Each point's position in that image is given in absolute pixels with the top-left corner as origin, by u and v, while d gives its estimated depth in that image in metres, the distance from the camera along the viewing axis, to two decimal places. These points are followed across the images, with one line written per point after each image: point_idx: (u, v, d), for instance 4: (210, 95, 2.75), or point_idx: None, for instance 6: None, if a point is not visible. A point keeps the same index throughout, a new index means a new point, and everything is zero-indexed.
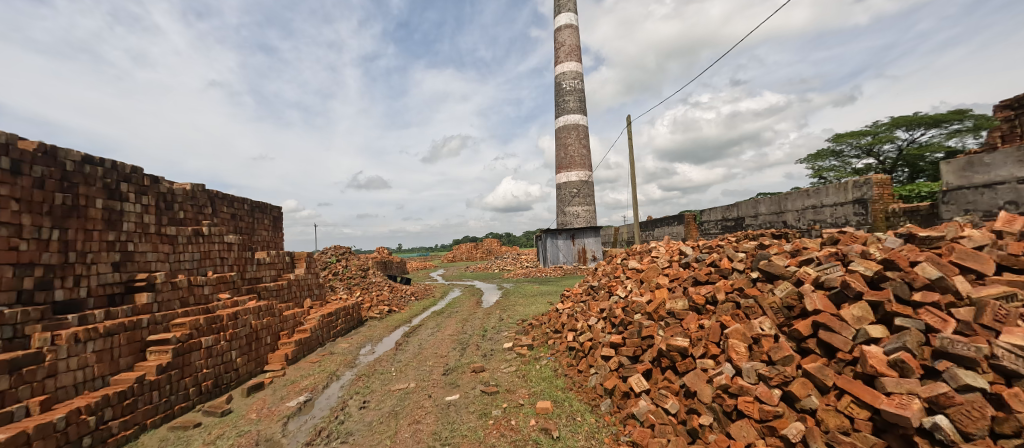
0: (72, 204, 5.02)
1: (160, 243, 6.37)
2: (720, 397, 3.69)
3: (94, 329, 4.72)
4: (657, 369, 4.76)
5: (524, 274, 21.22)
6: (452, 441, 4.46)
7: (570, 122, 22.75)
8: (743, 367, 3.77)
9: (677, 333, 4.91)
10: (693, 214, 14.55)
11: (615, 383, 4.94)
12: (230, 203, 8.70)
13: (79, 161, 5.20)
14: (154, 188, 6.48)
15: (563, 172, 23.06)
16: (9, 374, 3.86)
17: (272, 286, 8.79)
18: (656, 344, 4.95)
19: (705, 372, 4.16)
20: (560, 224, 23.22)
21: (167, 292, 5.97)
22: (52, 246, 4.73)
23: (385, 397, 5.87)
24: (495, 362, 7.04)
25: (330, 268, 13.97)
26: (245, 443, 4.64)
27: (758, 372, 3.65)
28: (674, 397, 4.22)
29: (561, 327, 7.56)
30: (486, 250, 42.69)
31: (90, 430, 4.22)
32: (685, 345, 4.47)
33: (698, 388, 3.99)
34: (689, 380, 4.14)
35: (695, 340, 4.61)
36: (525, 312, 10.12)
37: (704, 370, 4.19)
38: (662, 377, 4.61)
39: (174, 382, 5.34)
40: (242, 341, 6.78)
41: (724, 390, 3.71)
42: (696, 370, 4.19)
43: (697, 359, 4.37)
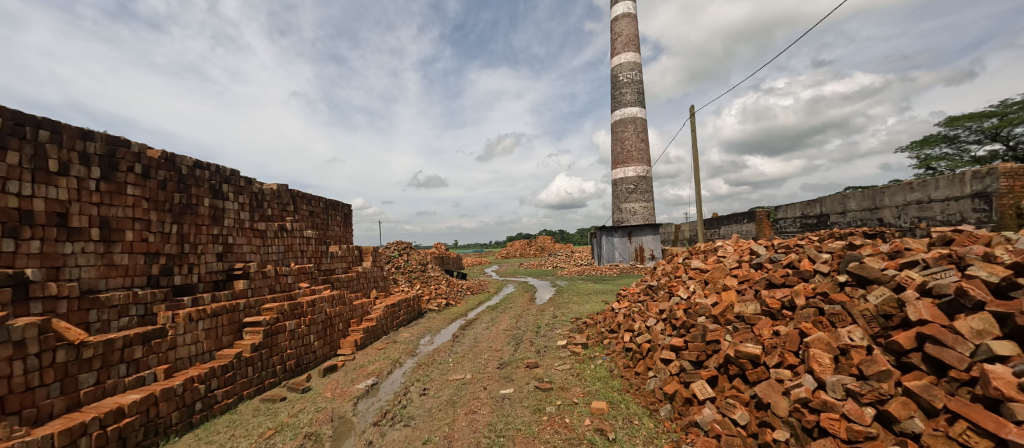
0: (187, 203, 5.87)
1: (253, 236, 7.21)
2: (799, 411, 3.32)
3: (203, 310, 5.48)
4: (724, 377, 4.41)
5: (579, 272, 20.91)
6: (507, 433, 4.52)
7: (626, 116, 21.92)
8: (827, 380, 3.34)
9: (748, 340, 4.51)
10: (766, 211, 13.30)
11: (676, 388, 4.67)
12: (309, 202, 9.60)
13: (191, 166, 6.03)
14: (249, 188, 7.35)
15: (619, 168, 22.32)
16: (142, 345, 4.63)
17: (343, 277, 9.57)
18: (723, 350, 4.59)
19: (780, 384, 3.78)
20: (615, 221, 22.56)
21: (258, 279, 6.75)
22: (171, 238, 5.57)
23: (443, 386, 6.12)
24: (549, 358, 7.01)
25: (394, 261, 14.90)
26: (322, 418, 5.10)
27: (846, 386, 3.21)
28: (743, 408, 3.89)
29: (617, 327, 7.31)
30: (538, 248, 42.73)
31: (200, 396, 4.94)
32: (757, 353, 4.10)
33: (772, 400, 3.63)
34: (762, 390, 3.79)
35: (768, 348, 4.21)
36: (580, 310, 9.95)
37: (780, 381, 3.80)
38: (730, 385, 4.27)
39: (264, 360, 6.04)
40: (319, 326, 7.47)
41: (803, 404, 3.34)
42: (770, 381, 3.81)
43: (770, 368, 3.98)
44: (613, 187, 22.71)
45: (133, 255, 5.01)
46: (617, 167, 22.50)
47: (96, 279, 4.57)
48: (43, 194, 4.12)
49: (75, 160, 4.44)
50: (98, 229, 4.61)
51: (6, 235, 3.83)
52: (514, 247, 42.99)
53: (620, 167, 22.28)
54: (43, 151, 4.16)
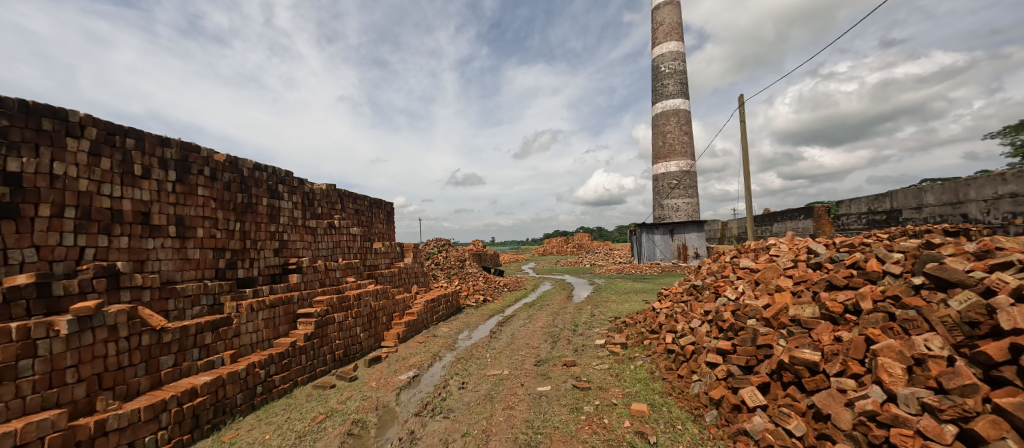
0: (248, 202, 6.36)
1: (305, 233, 7.69)
2: (864, 425, 3.04)
3: (262, 301, 5.92)
4: (777, 384, 4.12)
5: (618, 270, 20.41)
6: (544, 431, 4.51)
7: (668, 108, 21.07)
8: (899, 392, 3.03)
9: (805, 345, 4.17)
10: (826, 207, 12.27)
11: (723, 394, 4.42)
12: (355, 200, 10.07)
13: (251, 168, 6.51)
14: (302, 188, 7.84)
15: (660, 163, 21.53)
16: (212, 331, 5.07)
17: (386, 272, 9.98)
18: (776, 355, 4.28)
19: (843, 394, 3.46)
20: (656, 218, 21.89)
21: (310, 273, 7.19)
22: (235, 235, 6.07)
23: (481, 381, 6.21)
24: (587, 357, 6.91)
25: (434, 258, 15.33)
26: (368, 406, 5.36)
27: (922, 400, 2.89)
28: (799, 418, 3.60)
29: (658, 328, 7.07)
30: (575, 245, 42.36)
31: (261, 380, 5.34)
32: (816, 360, 3.78)
33: (833, 411, 3.33)
34: (821, 401, 3.50)
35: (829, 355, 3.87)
36: (620, 309, 9.73)
37: (843, 391, 3.48)
38: (784, 393, 3.98)
39: (316, 349, 6.43)
40: (364, 318, 7.84)
41: (870, 417, 3.04)
42: (831, 391, 3.50)
43: (831, 376, 3.66)
44: (654, 183, 21.99)
45: (203, 250, 5.51)
46: (658, 162, 21.69)
47: (173, 271, 5.07)
48: (130, 195, 4.64)
49: (154, 165, 4.94)
50: (174, 227, 5.11)
51: (103, 232, 4.35)
52: (551, 245, 42.80)
53: (661, 161, 21.47)
54: (129, 157, 4.66)
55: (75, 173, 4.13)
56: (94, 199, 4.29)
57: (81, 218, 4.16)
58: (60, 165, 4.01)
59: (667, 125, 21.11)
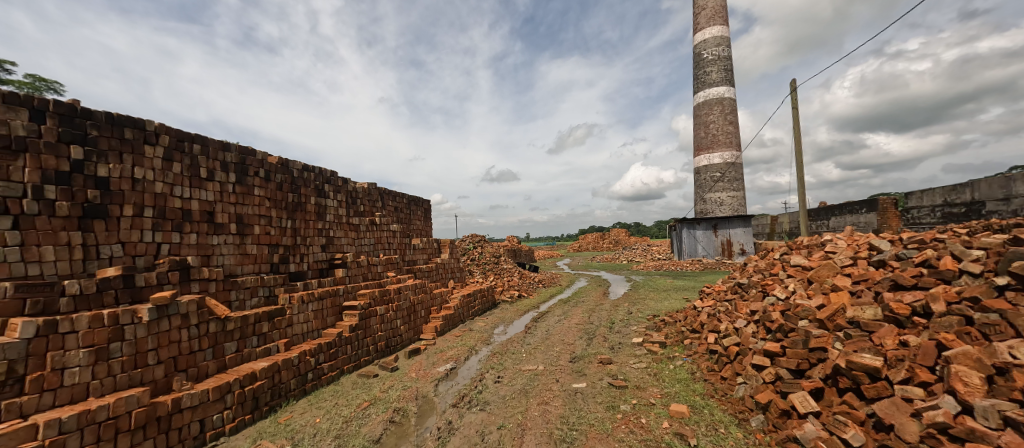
0: (298, 201, 6.77)
1: (349, 230, 8.08)
2: (933, 438, 2.76)
3: (311, 294, 6.29)
4: (832, 390, 3.82)
5: (656, 267, 19.78)
6: (580, 428, 4.47)
7: (711, 97, 20.02)
8: (976, 404, 2.72)
9: (865, 349, 3.84)
10: (893, 199, 11.19)
11: (771, 398, 4.17)
12: (395, 198, 10.43)
13: (301, 169, 6.91)
14: (346, 187, 8.22)
15: (702, 154, 20.56)
16: (268, 321, 5.47)
17: (424, 267, 10.28)
18: (831, 359, 3.98)
19: (910, 403, 3.16)
20: (698, 213, 20.98)
21: (353, 268, 7.55)
22: (287, 232, 6.48)
23: (517, 376, 6.27)
24: (623, 356, 6.77)
25: (470, 253, 15.60)
26: (408, 396, 5.57)
27: (1005, 413, 2.58)
28: (857, 427, 3.33)
29: (699, 327, 6.78)
30: (611, 241, 41.50)
31: (311, 367, 5.70)
32: (878, 365, 3.47)
33: (897, 421, 3.05)
34: (884, 410, 3.20)
35: (894, 361, 3.54)
36: (659, 307, 9.43)
37: (910, 400, 3.18)
38: (839, 400, 3.69)
39: (360, 340, 6.75)
40: (404, 311, 8.14)
41: (941, 430, 2.76)
42: (895, 399, 3.21)
43: (896, 384, 3.35)
44: (696, 176, 21.05)
45: (260, 245, 5.93)
46: (700, 154, 20.69)
47: (234, 265, 5.51)
48: (198, 196, 5.08)
49: (216, 168, 5.36)
50: (234, 224, 5.54)
51: (175, 230, 4.80)
52: (586, 241, 42.19)
53: (704, 153, 20.47)
54: (196, 161, 5.10)
55: (151, 176, 4.58)
56: (168, 199, 4.74)
57: (157, 217, 4.61)
58: (138, 170, 4.46)
59: (710, 114, 20.06)
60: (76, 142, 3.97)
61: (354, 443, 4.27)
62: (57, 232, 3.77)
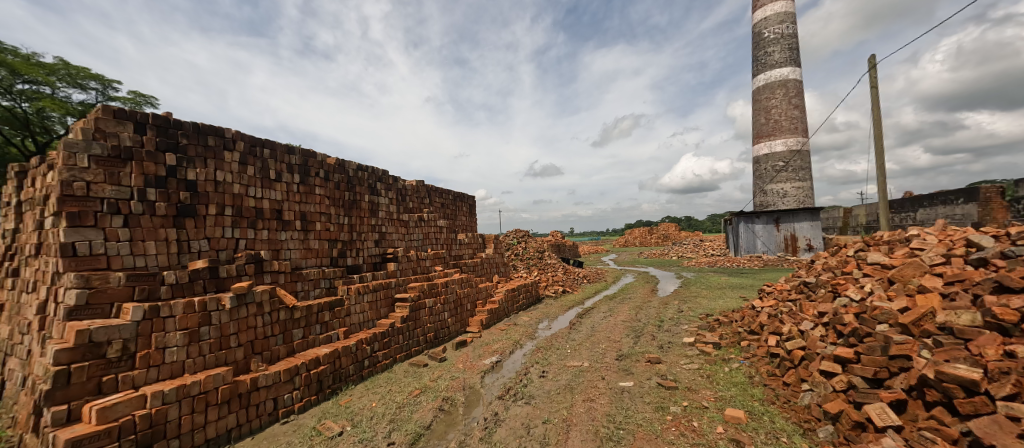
0: (353, 199, 7.20)
1: (399, 225, 8.46)
2: None
3: (367, 286, 6.66)
4: (917, 403, 3.40)
5: (708, 263, 18.73)
6: (627, 427, 4.37)
7: (773, 79, 18.45)
8: None
9: (959, 359, 3.38)
10: (1001, 187, 9.68)
11: (842, 408, 3.79)
12: (442, 194, 10.75)
13: (355, 169, 7.34)
14: (396, 185, 8.61)
15: (762, 142, 19.05)
16: (329, 310, 5.89)
17: (470, 262, 10.52)
18: (916, 368, 3.54)
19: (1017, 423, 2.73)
20: (758, 205, 19.54)
21: (404, 262, 7.91)
22: (344, 228, 6.92)
23: (562, 371, 6.24)
24: (673, 356, 6.50)
25: (514, 248, 15.75)
26: (456, 386, 5.76)
27: None
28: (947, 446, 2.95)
29: (759, 328, 6.32)
30: (659, 235, 39.81)
31: (367, 354, 6.07)
32: (975, 377, 3.04)
33: (999, 442, 2.66)
34: (983, 429, 2.80)
35: (996, 374, 3.08)
36: (713, 305, 8.93)
37: (1016, 419, 2.75)
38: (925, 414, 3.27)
39: (410, 330, 7.08)
40: (451, 304, 8.40)
41: None
42: (997, 417, 2.79)
43: (999, 400, 2.91)
44: (755, 165, 19.57)
45: (321, 241, 6.39)
46: (760, 141, 19.16)
47: (299, 258, 5.99)
48: (268, 196, 5.58)
49: (283, 170, 5.84)
50: (299, 221, 6.02)
51: (250, 227, 5.30)
52: (633, 236, 40.88)
53: (764, 140, 18.95)
54: (266, 164, 5.59)
55: (230, 179, 5.09)
56: (243, 199, 5.25)
57: (235, 215, 5.12)
58: (219, 173, 4.98)
59: (772, 98, 18.49)
60: (170, 151, 4.51)
61: (406, 428, 4.49)
62: (157, 229, 4.31)
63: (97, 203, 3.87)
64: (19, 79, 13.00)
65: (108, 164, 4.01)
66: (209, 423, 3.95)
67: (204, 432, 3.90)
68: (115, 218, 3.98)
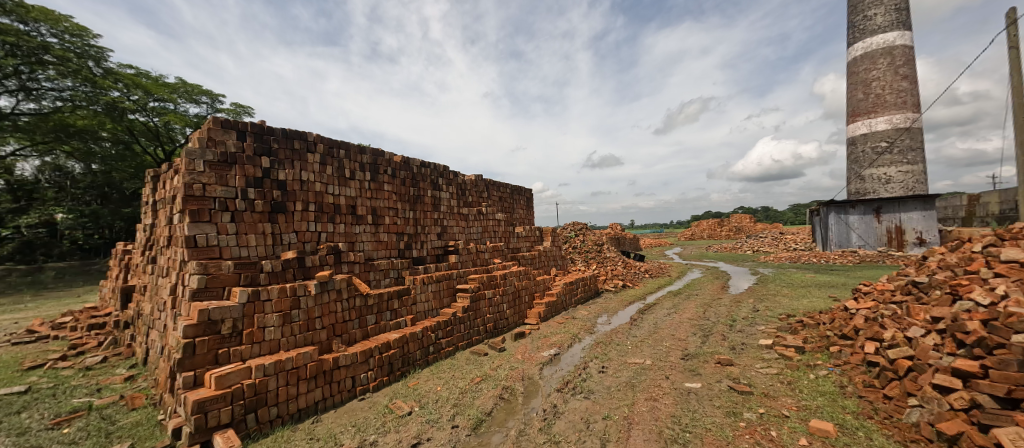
0: (417, 194, 7.61)
1: (459, 219, 8.78)
2: None
3: (430, 276, 7.02)
4: None
5: (790, 259, 16.91)
6: (694, 430, 4.14)
7: (874, 47, 16.01)
8: None
9: None
10: None
11: (964, 430, 3.21)
12: (499, 188, 10.92)
13: (418, 165, 7.73)
14: (456, 180, 8.92)
15: (859, 120, 16.66)
16: (398, 299, 6.28)
17: (527, 255, 10.62)
18: None
19: None
20: (853, 193, 17.22)
21: (464, 254, 8.19)
22: (409, 221, 7.35)
23: (622, 368, 6.07)
24: (748, 358, 6.00)
25: (571, 241, 15.56)
26: (516, 376, 5.89)
27: None
28: None
29: (853, 333, 5.59)
30: (731, 228, 37.00)
31: (432, 341, 6.41)
32: None
33: None
34: None
35: None
36: (795, 306, 8.06)
37: None
38: None
39: (471, 320, 7.34)
40: (510, 296, 8.57)
41: None
42: None
43: None
44: (851, 147, 17.19)
45: (389, 234, 6.85)
46: (857, 120, 16.78)
47: (371, 250, 6.48)
48: (344, 193, 6.10)
49: (356, 168, 6.33)
50: (371, 216, 6.50)
51: (329, 221, 5.83)
52: (700, 229, 38.35)
53: (862, 118, 16.57)
54: (342, 164, 6.10)
55: (313, 178, 5.65)
56: (324, 196, 5.78)
57: (317, 210, 5.67)
58: (304, 173, 5.54)
59: (872, 70, 16.07)
60: (265, 154, 5.11)
61: (469, 413, 4.69)
62: (256, 224, 4.92)
63: (211, 202, 4.51)
64: (151, 98, 15.51)
65: (218, 168, 4.64)
66: (301, 395, 4.47)
67: (296, 402, 4.41)
68: (225, 214, 4.61)
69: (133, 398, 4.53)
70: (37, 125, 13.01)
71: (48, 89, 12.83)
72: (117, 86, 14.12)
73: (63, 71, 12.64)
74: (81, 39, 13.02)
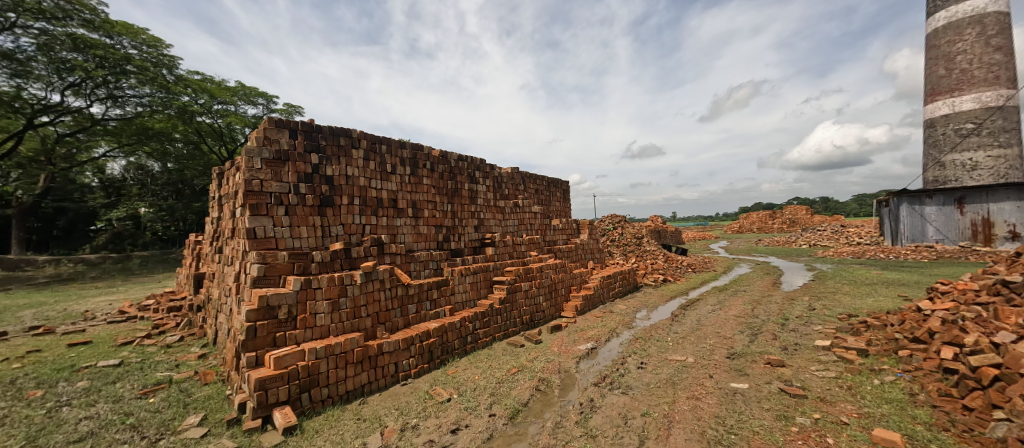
0: (455, 188, 7.77)
1: (496, 211, 8.86)
2: None
3: (468, 268, 7.16)
4: None
5: (851, 255, 15.54)
6: (740, 432, 3.94)
7: (960, 16, 14.21)
8: None
9: None
10: None
11: None
12: (535, 181, 10.87)
13: (456, 159, 7.88)
14: (493, 173, 9.00)
15: (940, 99, 14.90)
16: (437, 289, 6.46)
17: (564, 248, 10.54)
18: None
19: None
20: (931, 182, 15.49)
21: (501, 247, 8.27)
22: (448, 214, 7.52)
23: (662, 365, 5.88)
24: (801, 360, 5.61)
25: (609, 234, 15.26)
26: (552, 368, 5.90)
27: None
28: None
29: (927, 337, 5.06)
30: (784, 221, 34.56)
31: (470, 331, 6.55)
32: None
33: None
34: None
35: None
36: (858, 305, 7.42)
37: None
38: None
39: (508, 311, 7.42)
40: (546, 288, 8.58)
41: None
42: None
43: None
44: (929, 130, 15.43)
45: (429, 226, 7.05)
46: (937, 99, 15.02)
47: (412, 242, 6.71)
48: (386, 187, 6.34)
49: (397, 163, 6.55)
50: (411, 209, 6.72)
51: (373, 214, 6.10)
52: (749, 222, 36.16)
53: (943, 98, 14.80)
54: (384, 159, 6.34)
55: (357, 173, 5.92)
56: (368, 190, 6.05)
57: (362, 204, 5.94)
58: (350, 169, 5.82)
59: (956, 42, 14.32)
60: (314, 151, 5.41)
61: (505, 402, 4.76)
62: (308, 217, 5.24)
63: (268, 197, 4.85)
64: (215, 101, 16.91)
65: (274, 165, 4.98)
66: (349, 378, 4.74)
67: (345, 384, 4.69)
68: (280, 208, 4.96)
69: (205, 374, 5.02)
70: (122, 129, 14.64)
71: (131, 96, 14.32)
72: (186, 91, 15.47)
73: (143, 79, 13.97)
74: (156, 50, 14.37)
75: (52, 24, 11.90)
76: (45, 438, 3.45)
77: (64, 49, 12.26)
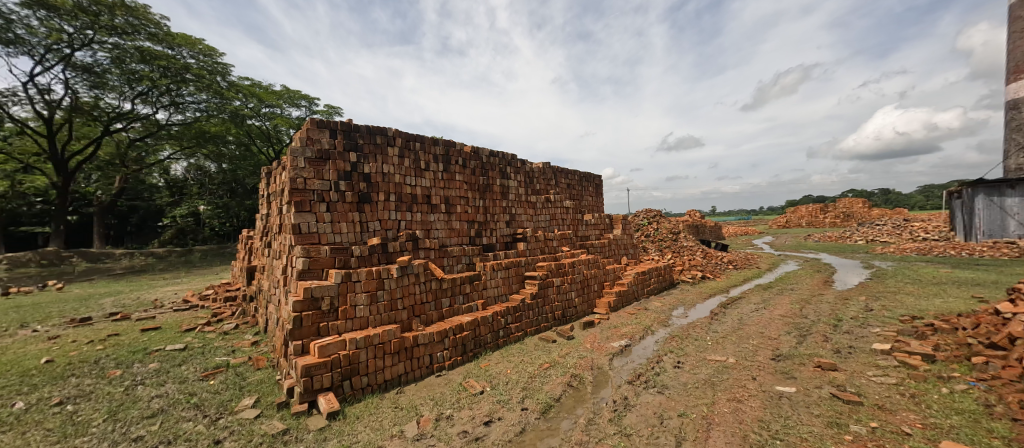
0: (486, 183, 7.84)
1: (527, 206, 8.86)
2: None
3: (500, 263, 7.21)
4: None
5: (916, 251, 14.23)
6: (785, 438, 3.74)
7: None
8: None
9: None
10: None
11: None
12: (567, 176, 10.75)
13: (487, 155, 7.95)
14: (524, 168, 8.99)
15: None
16: (469, 283, 6.56)
17: (597, 243, 10.40)
18: None
19: None
20: (1013, 170, 13.89)
21: (532, 242, 8.28)
22: (480, 210, 7.61)
23: (701, 365, 5.67)
24: (856, 364, 5.22)
25: (644, 230, 14.88)
26: (585, 364, 5.84)
27: None
28: None
29: (1006, 342, 4.56)
30: (836, 215, 32.18)
31: (501, 325, 6.61)
32: None
33: None
34: None
35: None
36: (925, 306, 6.80)
37: None
38: None
39: (539, 307, 7.43)
40: (578, 284, 8.50)
41: None
42: None
43: None
44: (1011, 113, 13.86)
45: (461, 222, 7.17)
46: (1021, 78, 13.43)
47: (445, 237, 6.85)
48: (420, 183, 6.50)
49: (430, 160, 6.71)
50: (444, 205, 6.86)
51: (408, 210, 6.27)
52: (796, 216, 33.98)
53: None
54: (418, 156, 6.51)
55: (393, 170, 6.11)
56: (402, 187, 6.23)
57: (397, 200, 6.12)
58: (386, 166, 6.02)
59: None
60: (353, 150, 5.63)
61: (537, 397, 4.77)
62: (348, 213, 5.48)
63: (311, 194, 5.11)
64: (264, 104, 18.04)
65: (316, 163, 5.23)
66: (387, 367, 4.93)
67: (383, 374, 4.88)
68: (322, 205, 5.20)
69: (257, 360, 5.39)
70: (184, 133, 15.83)
71: (190, 103, 15.53)
72: (238, 96, 16.57)
73: (200, 86, 15.18)
74: (211, 58, 15.48)
75: (123, 39, 13.08)
76: (123, 412, 3.84)
77: (134, 61, 13.42)
